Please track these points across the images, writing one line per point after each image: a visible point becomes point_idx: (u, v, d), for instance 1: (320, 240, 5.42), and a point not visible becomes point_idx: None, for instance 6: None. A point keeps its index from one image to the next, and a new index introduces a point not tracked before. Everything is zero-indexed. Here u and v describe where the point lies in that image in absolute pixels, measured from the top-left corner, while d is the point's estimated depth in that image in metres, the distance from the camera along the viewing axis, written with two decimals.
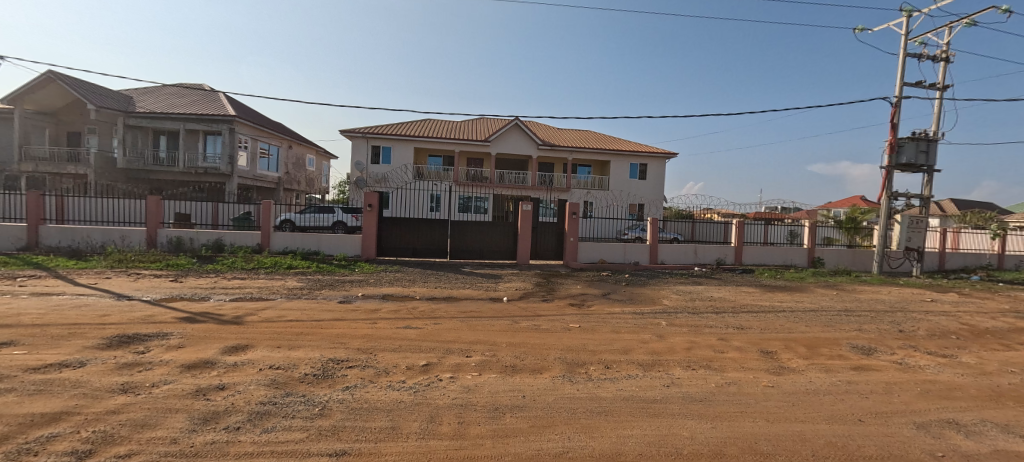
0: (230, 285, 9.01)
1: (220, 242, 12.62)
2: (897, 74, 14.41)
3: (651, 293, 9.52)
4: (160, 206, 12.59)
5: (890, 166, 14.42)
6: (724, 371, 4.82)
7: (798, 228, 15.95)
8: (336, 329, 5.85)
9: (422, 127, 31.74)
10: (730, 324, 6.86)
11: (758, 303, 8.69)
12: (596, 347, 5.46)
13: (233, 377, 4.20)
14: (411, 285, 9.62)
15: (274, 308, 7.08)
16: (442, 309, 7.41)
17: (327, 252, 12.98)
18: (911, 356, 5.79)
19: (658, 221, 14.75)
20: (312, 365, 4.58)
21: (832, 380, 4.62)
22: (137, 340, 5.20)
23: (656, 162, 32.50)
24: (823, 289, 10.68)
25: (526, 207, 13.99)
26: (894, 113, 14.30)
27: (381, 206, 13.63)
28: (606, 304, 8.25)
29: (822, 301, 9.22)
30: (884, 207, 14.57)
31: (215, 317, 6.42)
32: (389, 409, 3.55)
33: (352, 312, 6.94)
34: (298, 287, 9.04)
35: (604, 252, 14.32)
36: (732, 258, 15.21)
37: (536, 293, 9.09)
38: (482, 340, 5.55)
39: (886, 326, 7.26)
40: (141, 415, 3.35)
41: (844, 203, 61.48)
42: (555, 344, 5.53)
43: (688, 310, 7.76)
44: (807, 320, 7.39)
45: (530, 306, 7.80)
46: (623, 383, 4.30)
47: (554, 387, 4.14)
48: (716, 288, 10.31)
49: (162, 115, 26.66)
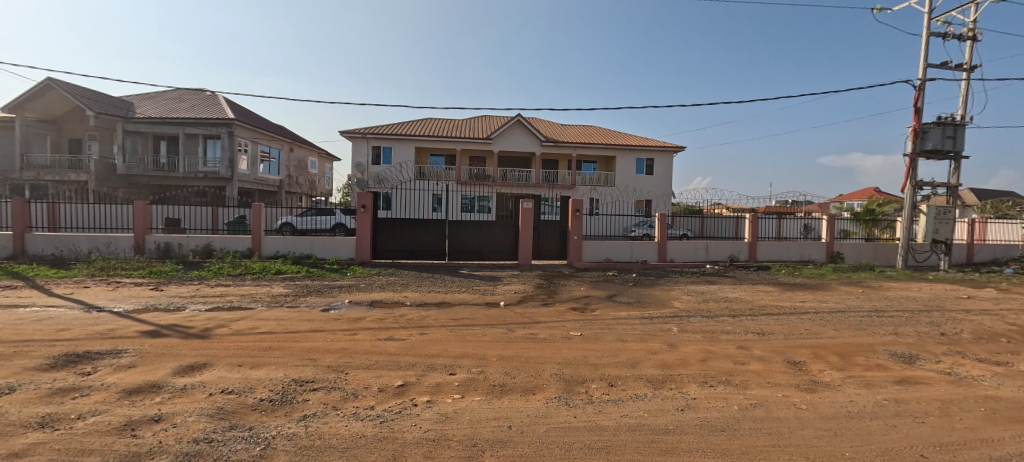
0: (211, 294, 8.50)
1: (210, 247, 12.16)
2: (922, 55, 13.51)
3: (661, 295, 8.82)
4: (147, 211, 12.13)
5: (914, 153, 13.58)
6: (747, 389, 4.15)
7: (812, 221, 15.11)
8: (309, 343, 5.27)
9: (423, 126, 31.24)
10: (749, 329, 6.17)
11: (778, 304, 7.96)
12: (599, 360, 4.82)
13: (176, 405, 3.63)
14: (403, 290, 9.03)
15: (249, 319, 6.52)
16: (431, 316, 6.83)
17: (320, 256, 12.49)
18: (961, 365, 5.06)
19: (667, 217, 14.02)
20: (271, 388, 3.98)
21: (876, 399, 3.94)
22: (86, 360, 4.68)
23: (664, 156, 31.65)
24: (848, 287, 9.90)
25: (527, 205, 13.36)
26: (918, 96, 13.43)
27: (376, 206, 13.11)
28: (611, 307, 7.59)
29: (849, 301, 8.45)
30: (907, 197, 13.71)
31: (181, 330, 5.89)
32: (344, 447, 2.95)
33: (333, 322, 6.37)
34: (282, 294, 8.49)
35: (610, 251, 13.74)
36: (746, 254, 14.52)
37: (536, 297, 8.46)
38: (470, 354, 4.93)
39: (926, 329, 6.49)
40: (44, 460, 2.77)
41: (861, 194, 59.54)
42: (552, 357, 4.89)
43: (702, 313, 7.09)
44: (835, 323, 6.67)
45: (529, 312, 7.17)
46: (629, 407, 3.66)
47: (548, 413, 3.51)
48: (731, 287, 9.59)
49: (160, 120, 26.44)
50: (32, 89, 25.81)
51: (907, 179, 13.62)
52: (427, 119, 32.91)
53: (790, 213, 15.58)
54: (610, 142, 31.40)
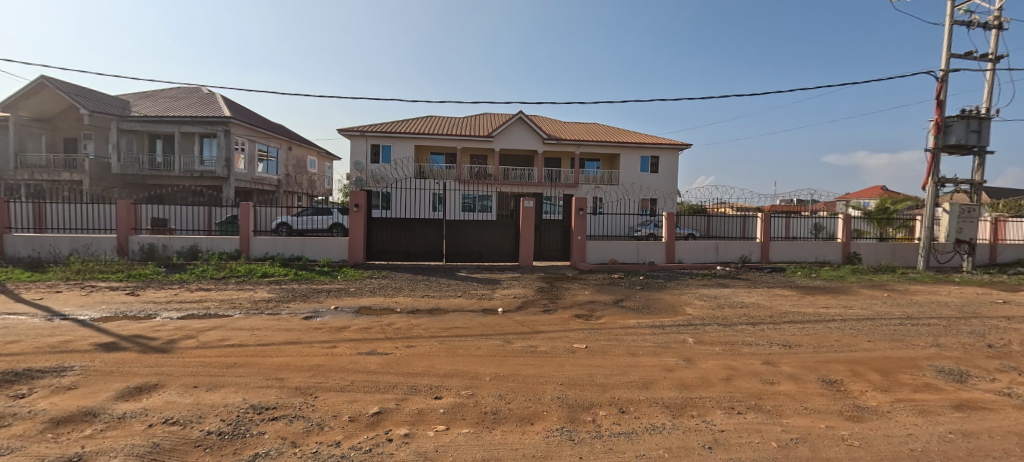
0: (189, 299, 7.92)
1: (196, 249, 11.58)
2: (944, 45, 12.82)
3: (671, 300, 8.19)
4: (131, 210, 11.58)
5: (936, 148, 12.91)
6: (782, 417, 3.53)
7: (823, 221, 14.38)
8: (281, 358, 4.69)
9: (423, 124, 30.68)
10: (772, 340, 5.56)
11: (800, 310, 7.32)
12: (607, 379, 4.21)
13: (105, 441, 3.04)
14: (394, 294, 8.44)
15: (222, 329, 5.93)
16: (422, 324, 6.24)
17: (311, 257, 11.93)
18: (1021, 384, 4.43)
19: (675, 216, 13.39)
20: (224, 417, 3.39)
21: (938, 433, 3.31)
22: (23, 379, 4.11)
23: (669, 153, 31.04)
24: (871, 291, 9.23)
25: (528, 204, 12.73)
26: (941, 88, 12.73)
27: (370, 205, 12.55)
28: (618, 314, 6.98)
29: (877, 306, 7.79)
30: (929, 194, 13.00)
31: (144, 342, 5.32)
32: None
33: (314, 332, 5.79)
34: (265, 300, 7.90)
35: (615, 252, 13.11)
36: (758, 255, 13.85)
37: (536, 302, 7.85)
38: (461, 371, 4.33)
39: (970, 340, 5.84)
40: None
41: (870, 193, 58.44)
42: (554, 375, 4.28)
43: (718, 322, 6.48)
44: (866, 333, 6.04)
45: (529, 320, 6.56)
46: (647, 444, 3.03)
47: (549, 453, 2.89)
48: (746, 291, 8.94)
49: (156, 119, 26.03)
50: (26, 87, 25.44)
51: (928, 176, 12.95)
52: (427, 117, 32.35)
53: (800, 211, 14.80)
54: (614, 139, 30.72)
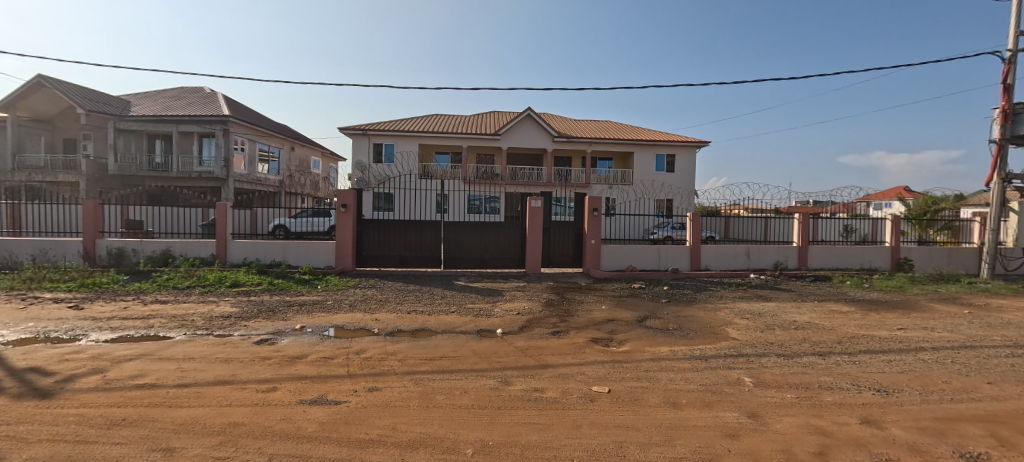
0: (135, 315, 6.71)
1: (168, 253, 10.47)
2: (1012, 22, 11.22)
3: (708, 318, 6.77)
4: (98, 211, 10.53)
5: (1003, 139, 11.34)
6: None
7: (855, 221, 12.80)
8: (192, 410, 3.42)
9: (428, 122, 29.55)
10: (860, 383, 4.17)
11: (873, 335, 5.85)
12: (644, 455, 2.85)
13: None
14: (377, 309, 7.17)
15: (145, 359, 4.68)
16: (400, 354, 4.94)
17: (294, 264, 10.79)
18: None
19: (700, 218, 11.95)
20: None
21: None
22: None
23: (686, 151, 29.54)
24: (947, 307, 7.68)
25: (536, 204, 11.39)
26: (1009, 70, 11.14)
27: (361, 205, 11.31)
28: (645, 339, 5.61)
29: (967, 329, 6.27)
30: (995, 191, 11.38)
31: (31, 379, 4.08)
32: None
33: (257, 366, 4.51)
34: (223, 317, 6.66)
35: (633, 257, 11.72)
36: (796, 262, 12.30)
37: (543, 321, 6.50)
38: (434, 440, 2.99)
39: None
40: None
41: (896, 193, 56.03)
42: (568, 448, 2.92)
43: (777, 352, 5.08)
44: (980, 370, 4.58)
45: (535, 346, 5.23)
46: None
47: None
48: (796, 307, 7.50)
49: (153, 118, 25.35)
50: (24, 87, 24.99)
51: (993, 172, 11.41)
52: (432, 115, 31.18)
53: (830, 210, 13.29)
54: (627, 137, 29.22)
